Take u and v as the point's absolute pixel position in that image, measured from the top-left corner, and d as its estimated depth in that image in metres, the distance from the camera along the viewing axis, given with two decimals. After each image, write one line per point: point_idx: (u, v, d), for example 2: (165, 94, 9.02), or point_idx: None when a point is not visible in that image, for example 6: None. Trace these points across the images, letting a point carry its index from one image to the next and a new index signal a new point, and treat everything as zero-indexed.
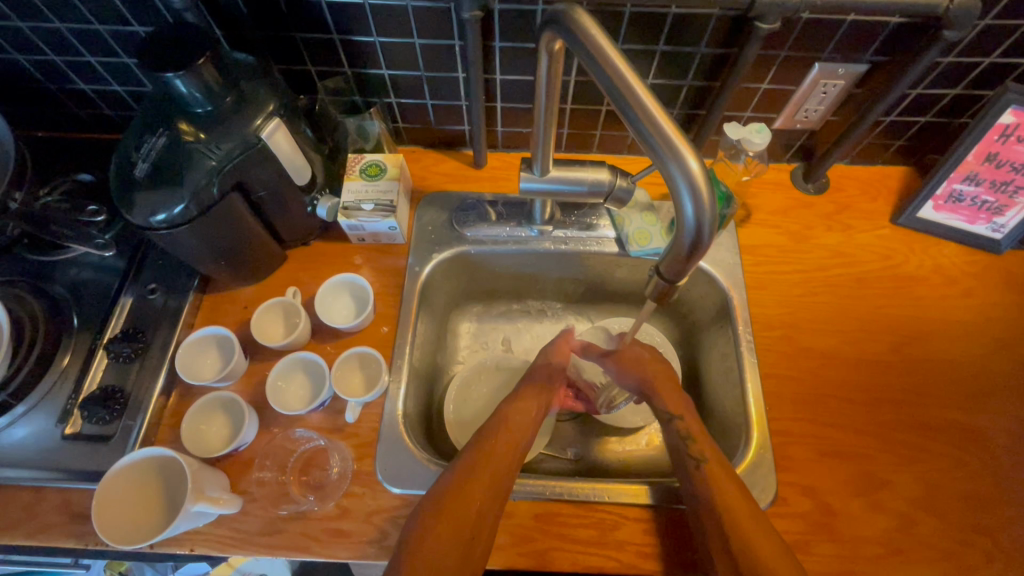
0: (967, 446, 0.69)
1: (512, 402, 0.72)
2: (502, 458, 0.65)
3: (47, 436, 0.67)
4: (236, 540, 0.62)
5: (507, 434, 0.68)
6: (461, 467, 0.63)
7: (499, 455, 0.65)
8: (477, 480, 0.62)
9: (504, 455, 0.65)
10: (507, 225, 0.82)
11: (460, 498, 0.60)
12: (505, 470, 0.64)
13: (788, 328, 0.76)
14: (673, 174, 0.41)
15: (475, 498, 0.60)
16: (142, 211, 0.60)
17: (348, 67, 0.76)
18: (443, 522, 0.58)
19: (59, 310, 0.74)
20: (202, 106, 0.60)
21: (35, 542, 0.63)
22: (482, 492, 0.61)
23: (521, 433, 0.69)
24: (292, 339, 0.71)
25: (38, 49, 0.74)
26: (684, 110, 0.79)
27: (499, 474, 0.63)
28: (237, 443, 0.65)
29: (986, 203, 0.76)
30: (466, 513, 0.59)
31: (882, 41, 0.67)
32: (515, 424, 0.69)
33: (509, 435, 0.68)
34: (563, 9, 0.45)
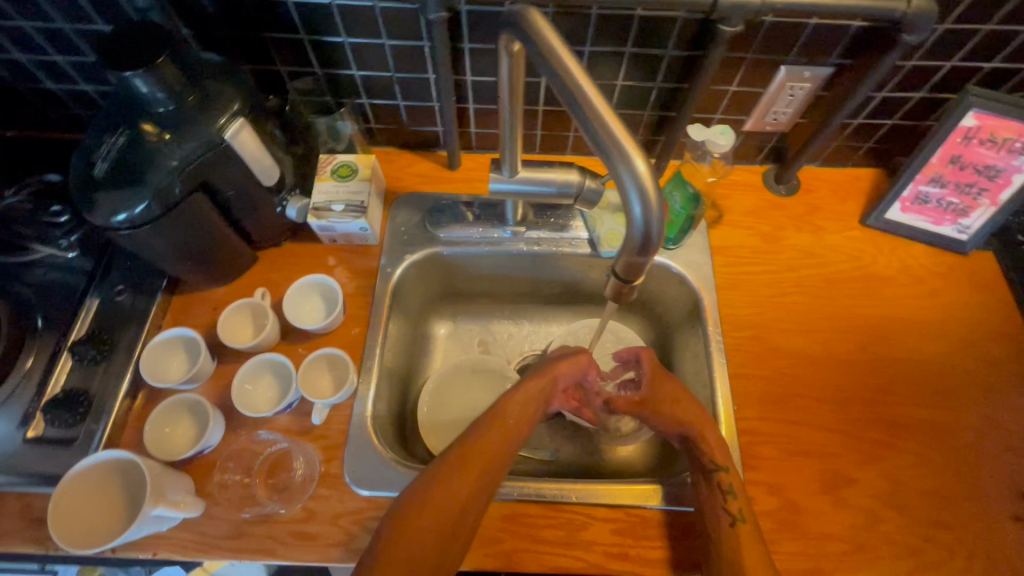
0: (931, 444, 0.70)
1: (506, 395, 0.69)
2: (493, 450, 0.63)
3: (8, 440, 0.66)
4: (199, 543, 0.62)
5: (502, 424, 0.65)
6: (448, 460, 0.61)
7: (490, 448, 0.63)
8: (465, 473, 0.60)
9: (494, 449, 0.63)
10: (481, 226, 0.82)
11: (446, 492, 0.58)
12: (493, 464, 0.62)
13: (758, 328, 0.77)
14: (622, 177, 0.42)
15: (462, 493, 0.59)
16: (103, 211, 0.59)
17: (318, 67, 0.76)
18: (425, 517, 0.57)
19: (23, 312, 0.73)
20: (164, 105, 0.60)
21: None
22: (469, 487, 0.59)
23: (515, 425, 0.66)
24: (260, 340, 0.70)
25: (3, 48, 0.74)
26: (655, 112, 0.79)
27: (487, 469, 0.61)
28: (201, 446, 0.64)
29: (951, 205, 0.77)
30: (449, 506, 0.58)
31: (846, 45, 0.68)
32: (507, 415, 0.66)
33: (501, 425, 0.65)
34: (518, 10, 0.46)
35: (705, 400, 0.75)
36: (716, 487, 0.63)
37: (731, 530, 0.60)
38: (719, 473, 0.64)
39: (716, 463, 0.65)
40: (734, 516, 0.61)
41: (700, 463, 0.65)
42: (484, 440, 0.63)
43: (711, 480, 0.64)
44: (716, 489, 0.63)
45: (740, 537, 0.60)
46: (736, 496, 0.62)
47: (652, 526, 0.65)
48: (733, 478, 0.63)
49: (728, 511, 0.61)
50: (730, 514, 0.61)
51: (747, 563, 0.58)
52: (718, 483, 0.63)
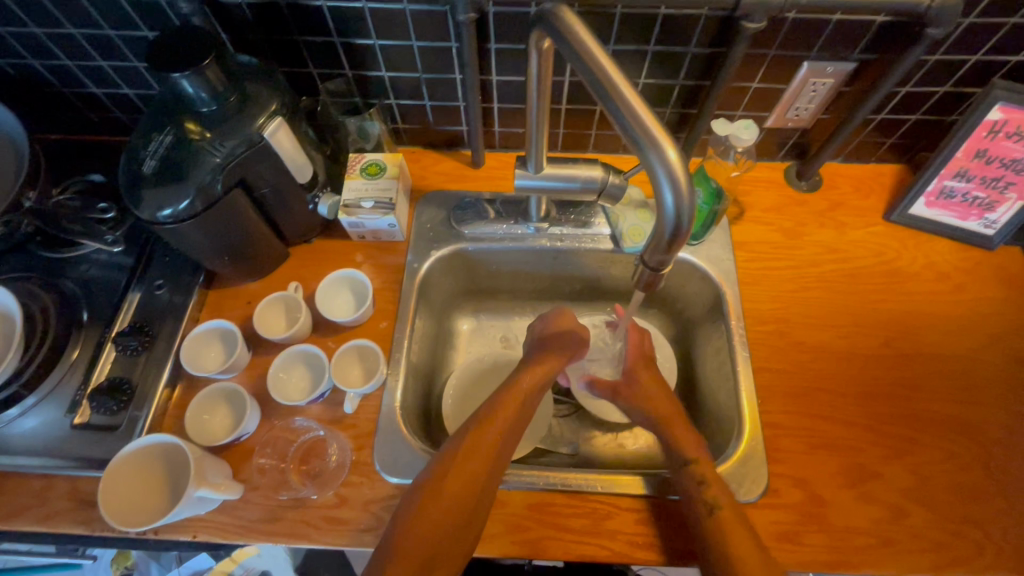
0: (958, 439, 0.69)
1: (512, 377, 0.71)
2: (502, 437, 0.64)
3: (57, 426, 0.69)
4: (237, 526, 0.64)
5: (509, 412, 0.67)
6: (460, 446, 0.63)
7: (498, 434, 0.64)
8: (478, 460, 0.62)
9: (502, 435, 0.64)
10: (504, 223, 0.84)
11: (461, 478, 0.60)
12: (502, 450, 0.64)
13: (781, 323, 0.77)
14: (653, 164, 0.43)
15: (477, 478, 0.61)
16: (149, 207, 0.62)
17: (348, 69, 0.78)
18: (444, 503, 0.59)
19: (70, 305, 0.76)
20: (208, 105, 0.62)
21: (44, 527, 0.65)
22: (483, 472, 0.61)
23: (520, 412, 0.68)
24: (294, 332, 0.73)
25: (53, 54, 0.78)
26: (676, 110, 0.81)
27: (498, 454, 0.63)
28: (238, 433, 0.66)
29: (977, 199, 0.76)
30: (467, 492, 0.60)
31: (869, 40, 0.69)
32: (512, 401, 0.68)
33: (507, 412, 0.67)
34: (550, 8, 0.47)
35: (727, 394, 0.76)
36: (687, 477, 0.64)
37: (711, 520, 0.60)
38: (692, 464, 0.65)
39: (688, 455, 0.66)
40: (711, 505, 0.61)
41: (674, 456, 0.67)
42: (493, 427, 0.65)
43: (684, 473, 0.64)
44: (690, 480, 0.64)
45: (723, 525, 0.60)
46: (711, 484, 0.63)
47: (676, 517, 0.65)
48: (707, 468, 0.64)
49: (705, 500, 0.62)
50: (707, 503, 0.61)
51: (734, 550, 0.58)
52: (690, 474, 0.64)
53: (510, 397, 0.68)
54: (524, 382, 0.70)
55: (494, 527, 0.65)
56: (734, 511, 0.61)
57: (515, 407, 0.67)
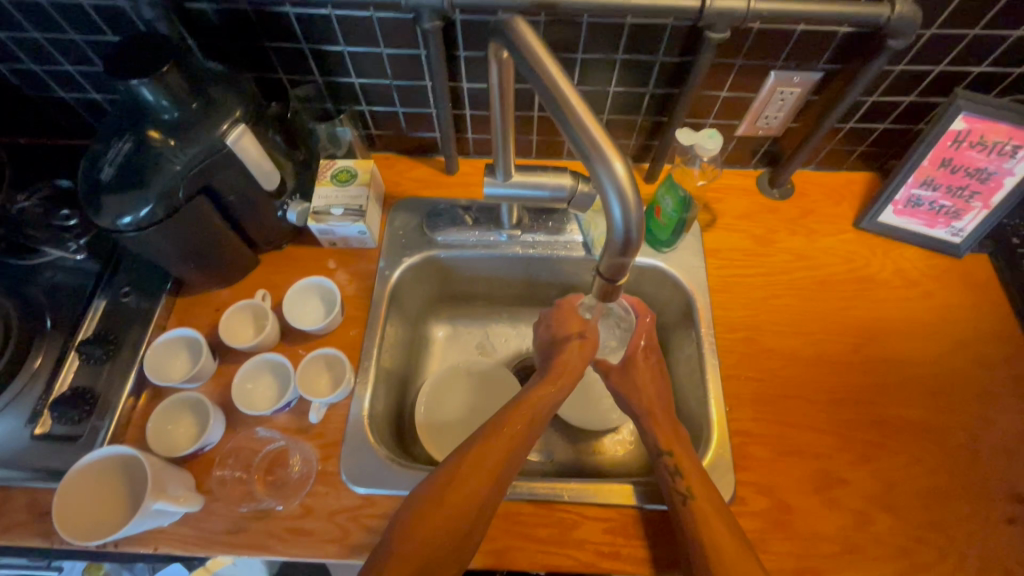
0: (924, 445, 0.70)
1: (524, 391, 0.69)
2: (509, 451, 0.63)
3: (17, 437, 0.68)
4: (199, 538, 0.63)
5: (518, 425, 0.65)
6: (462, 460, 0.61)
7: (504, 448, 0.63)
8: (479, 474, 0.60)
9: (510, 450, 0.63)
10: (477, 230, 0.84)
11: (461, 492, 0.59)
12: (507, 464, 0.62)
13: (751, 330, 0.78)
14: (601, 178, 0.43)
15: (478, 494, 0.59)
16: (110, 214, 0.61)
17: (319, 76, 0.78)
18: (441, 517, 0.57)
19: (33, 312, 0.75)
20: (169, 112, 0.62)
21: (1, 540, 0.64)
22: (485, 487, 0.60)
23: (532, 426, 0.66)
24: (260, 341, 0.72)
25: (17, 58, 0.76)
26: (648, 117, 0.81)
27: (503, 470, 0.61)
28: (201, 443, 0.66)
29: (944, 207, 0.77)
30: (465, 506, 0.58)
31: (833, 50, 0.69)
32: (524, 415, 0.66)
33: (517, 425, 0.65)
34: (504, 18, 0.47)
35: (698, 402, 0.76)
36: (663, 469, 0.64)
37: (686, 510, 0.61)
38: (668, 456, 0.65)
39: (665, 447, 0.66)
40: (685, 495, 0.62)
41: (651, 449, 0.67)
42: (499, 440, 0.63)
43: (659, 464, 0.65)
44: (664, 470, 0.64)
45: (697, 514, 0.60)
46: (686, 474, 0.63)
47: (642, 525, 0.66)
48: (683, 460, 0.64)
49: (680, 491, 0.62)
50: (682, 493, 0.62)
51: (711, 541, 0.58)
52: (666, 466, 0.64)
53: (523, 410, 0.66)
54: (538, 395, 0.68)
55: None
56: (709, 500, 0.61)
57: (526, 421, 0.66)
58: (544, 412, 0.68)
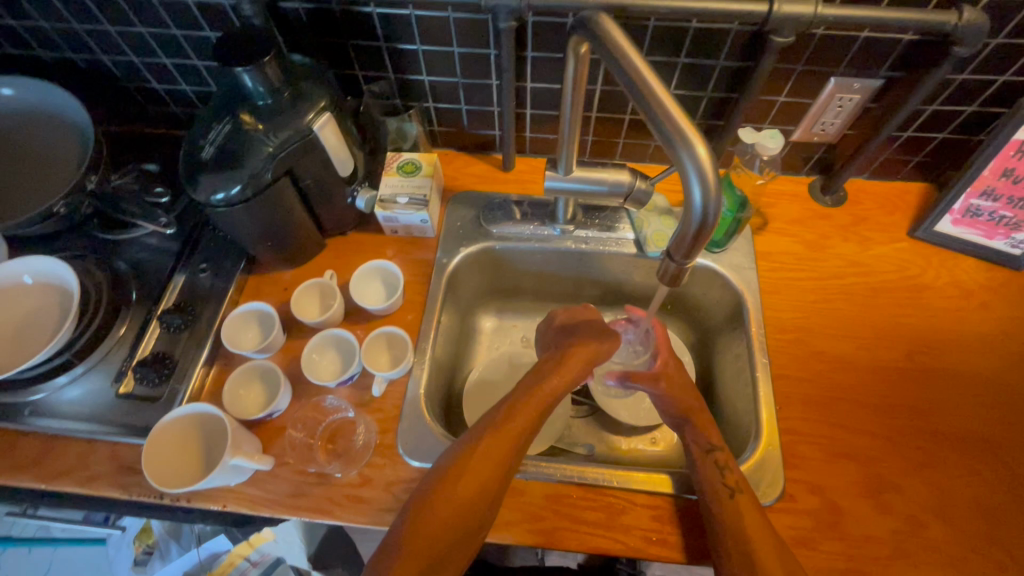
0: (980, 455, 0.69)
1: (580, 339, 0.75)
2: (505, 455, 0.63)
3: (103, 395, 0.73)
4: (265, 499, 0.67)
5: (513, 431, 0.64)
6: (459, 460, 0.62)
7: (499, 449, 0.63)
8: (476, 473, 0.61)
9: (507, 451, 0.63)
10: (532, 225, 0.87)
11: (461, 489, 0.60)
12: (506, 465, 0.63)
13: (801, 332, 0.78)
14: (683, 162, 0.46)
15: (477, 490, 0.61)
16: (205, 190, 0.66)
17: (392, 72, 0.83)
18: (444, 513, 0.59)
19: (120, 283, 0.81)
20: (263, 99, 0.67)
21: (85, 489, 0.69)
22: (489, 482, 0.61)
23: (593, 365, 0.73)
24: (327, 317, 0.76)
25: (122, 51, 0.84)
26: (704, 120, 0.83)
27: (501, 469, 0.62)
28: (271, 409, 0.70)
29: (1004, 218, 0.77)
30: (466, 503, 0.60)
31: (896, 58, 0.71)
32: (520, 418, 0.66)
33: (512, 428, 0.65)
34: (591, 16, 0.51)
35: (748, 400, 0.76)
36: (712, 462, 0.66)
37: (731, 501, 0.62)
38: (715, 452, 0.67)
39: (712, 443, 0.68)
40: (732, 488, 0.63)
41: (696, 443, 0.69)
42: (495, 443, 0.63)
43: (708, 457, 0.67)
44: (712, 464, 0.66)
45: (741, 507, 0.61)
46: (733, 470, 0.65)
47: (689, 515, 0.66)
48: (729, 458, 0.66)
49: (726, 484, 0.63)
50: (729, 487, 0.63)
51: (752, 532, 0.59)
52: (715, 461, 0.66)
53: (517, 414, 0.66)
54: (532, 403, 0.67)
55: (511, 514, 0.67)
56: (752, 496, 0.62)
57: (519, 425, 0.65)
58: (542, 416, 0.67)
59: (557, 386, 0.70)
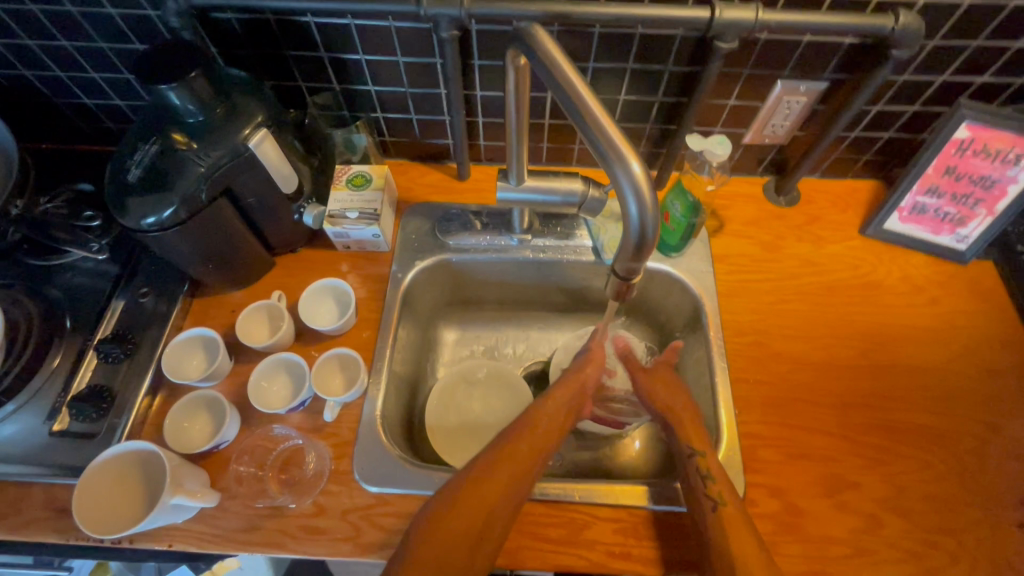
0: (933, 449, 0.70)
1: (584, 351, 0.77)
2: (508, 488, 0.60)
3: (36, 433, 0.69)
4: (213, 536, 0.64)
5: (518, 463, 0.62)
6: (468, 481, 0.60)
7: (501, 483, 0.60)
8: (475, 504, 0.58)
9: (514, 481, 0.61)
10: (489, 235, 0.85)
11: (473, 506, 0.58)
12: (510, 497, 0.60)
13: (759, 333, 0.79)
14: (619, 178, 0.45)
15: (479, 519, 0.58)
16: (134, 215, 0.63)
17: (337, 84, 0.80)
18: (448, 538, 0.56)
19: (53, 312, 0.76)
20: (194, 117, 0.63)
21: (18, 536, 0.65)
22: (524, 466, 0.62)
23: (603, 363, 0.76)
24: (275, 340, 0.73)
25: (46, 66, 0.79)
26: (657, 125, 0.82)
27: (509, 495, 0.60)
28: (217, 441, 0.67)
29: (949, 214, 0.78)
30: (465, 537, 0.57)
31: (838, 61, 0.72)
32: (552, 414, 0.69)
33: (522, 453, 0.63)
34: (523, 26, 0.50)
35: (707, 406, 0.76)
36: (693, 471, 0.65)
37: (715, 515, 0.61)
38: (697, 456, 0.66)
39: (693, 446, 0.67)
40: (716, 500, 0.62)
41: (679, 450, 0.68)
42: (499, 475, 0.61)
43: (689, 465, 0.66)
44: (696, 473, 0.64)
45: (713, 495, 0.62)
46: (717, 480, 0.63)
47: (652, 526, 0.66)
48: (711, 461, 0.65)
49: (710, 496, 0.62)
50: (712, 499, 0.62)
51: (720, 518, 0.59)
52: (696, 467, 0.65)
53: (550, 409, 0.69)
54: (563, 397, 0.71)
55: None
56: (737, 509, 0.61)
57: (525, 458, 0.63)
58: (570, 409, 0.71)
59: (566, 414, 0.70)
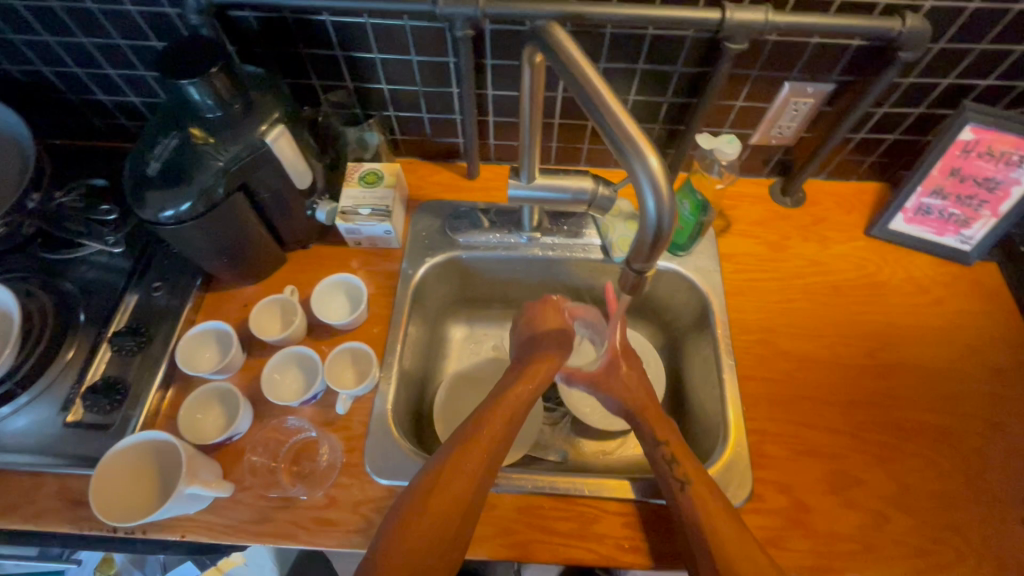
0: (939, 447, 0.71)
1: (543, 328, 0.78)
2: (478, 476, 0.62)
3: (50, 424, 0.69)
4: (226, 527, 0.64)
5: (476, 461, 0.63)
6: (439, 473, 0.61)
7: (449, 497, 0.60)
8: (428, 523, 0.58)
9: (483, 468, 0.63)
10: (498, 232, 0.86)
11: (448, 497, 0.60)
12: (461, 510, 0.60)
13: (766, 331, 0.79)
14: (637, 173, 0.46)
15: (455, 509, 0.60)
16: (152, 208, 0.64)
17: (350, 82, 0.81)
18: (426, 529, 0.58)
19: (67, 305, 0.77)
20: (213, 112, 0.64)
21: (32, 526, 0.65)
22: (491, 452, 0.64)
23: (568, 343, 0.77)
24: (288, 334, 0.74)
25: (64, 62, 0.80)
26: (665, 125, 0.84)
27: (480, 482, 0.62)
28: (231, 432, 0.67)
29: (953, 215, 0.79)
30: (442, 527, 0.58)
31: (845, 63, 0.73)
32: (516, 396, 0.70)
33: (489, 440, 0.65)
34: (543, 26, 0.51)
35: (715, 403, 0.77)
36: (661, 458, 0.66)
37: (684, 494, 0.62)
38: (664, 446, 0.68)
39: (660, 437, 0.69)
40: (684, 481, 0.63)
41: (646, 440, 0.70)
42: (468, 465, 0.62)
43: (656, 454, 0.67)
44: (662, 459, 0.66)
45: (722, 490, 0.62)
46: (682, 462, 0.65)
47: (661, 520, 0.66)
48: (678, 449, 0.67)
49: (678, 478, 0.64)
50: (680, 480, 0.64)
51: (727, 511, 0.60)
52: (663, 455, 0.67)
53: (516, 390, 0.70)
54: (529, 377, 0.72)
55: (482, 529, 0.66)
56: (704, 487, 0.63)
57: (484, 454, 0.63)
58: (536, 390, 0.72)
59: (533, 393, 0.71)
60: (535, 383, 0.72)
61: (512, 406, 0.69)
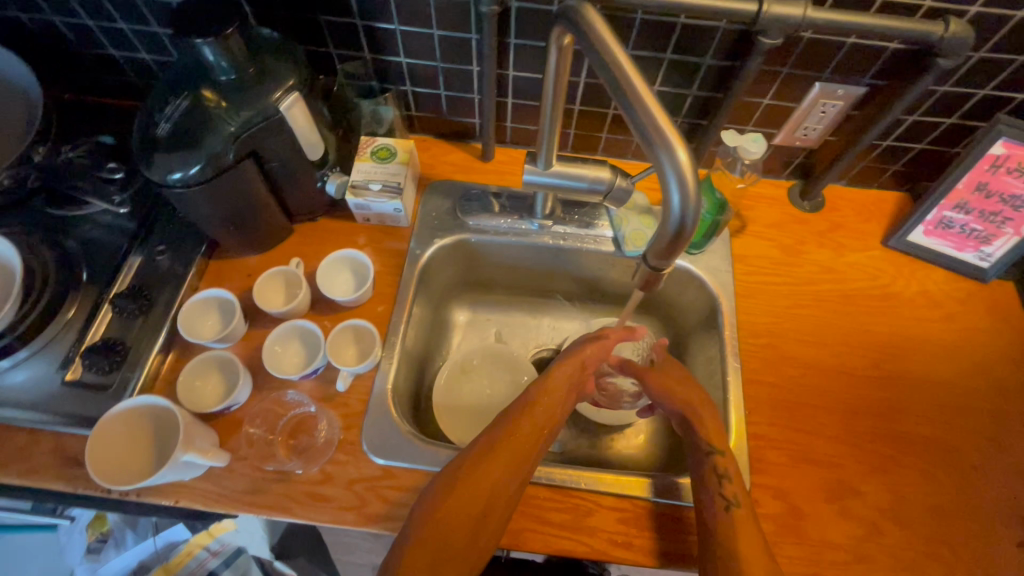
0: (940, 463, 0.70)
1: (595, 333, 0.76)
2: (508, 466, 0.61)
3: (48, 381, 0.69)
4: (221, 496, 0.64)
5: (509, 450, 0.62)
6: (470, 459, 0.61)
7: (462, 507, 0.58)
8: (446, 519, 0.57)
9: (515, 458, 0.62)
10: (509, 218, 0.84)
11: (472, 485, 0.59)
12: (487, 498, 0.59)
13: (774, 336, 0.78)
14: (662, 164, 0.44)
15: (480, 499, 0.59)
16: (159, 170, 0.62)
17: (368, 53, 0.79)
18: (451, 515, 0.58)
19: (70, 263, 0.76)
20: (226, 74, 0.63)
21: (26, 481, 0.65)
22: (524, 444, 0.63)
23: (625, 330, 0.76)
24: (292, 307, 0.73)
25: (75, 13, 0.78)
26: (688, 119, 0.82)
27: (512, 473, 0.61)
28: (229, 402, 0.67)
29: (974, 231, 0.78)
30: (467, 515, 0.58)
31: (881, 66, 0.70)
32: (558, 390, 0.69)
33: (524, 432, 0.64)
34: (573, 5, 0.50)
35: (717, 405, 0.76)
36: (709, 469, 0.64)
37: (725, 514, 0.60)
38: (714, 455, 0.65)
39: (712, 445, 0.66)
40: (730, 501, 0.61)
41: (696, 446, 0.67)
42: (498, 455, 0.61)
43: (705, 463, 0.65)
44: (710, 471, 0.64)
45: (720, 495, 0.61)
46: (730, 480, 0.63)
47: (656, 518, 0.66)
48: (728, 463, 0.64)
49: (724, 496, 0.62)
50: (726, 499, 0.62)
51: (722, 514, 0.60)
52: (714, 467, 0.64)
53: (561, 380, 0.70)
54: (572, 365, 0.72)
55: None
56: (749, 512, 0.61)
57: (518, 445, 0.63)
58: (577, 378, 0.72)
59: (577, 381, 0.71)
60: (580, 367, 0.73)
61: (554, 398, 0.69)
